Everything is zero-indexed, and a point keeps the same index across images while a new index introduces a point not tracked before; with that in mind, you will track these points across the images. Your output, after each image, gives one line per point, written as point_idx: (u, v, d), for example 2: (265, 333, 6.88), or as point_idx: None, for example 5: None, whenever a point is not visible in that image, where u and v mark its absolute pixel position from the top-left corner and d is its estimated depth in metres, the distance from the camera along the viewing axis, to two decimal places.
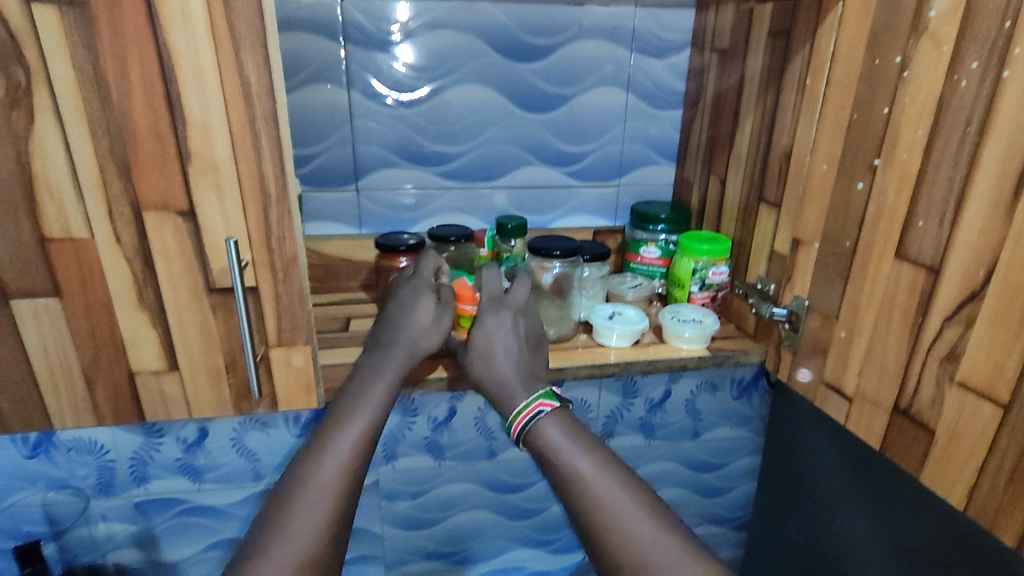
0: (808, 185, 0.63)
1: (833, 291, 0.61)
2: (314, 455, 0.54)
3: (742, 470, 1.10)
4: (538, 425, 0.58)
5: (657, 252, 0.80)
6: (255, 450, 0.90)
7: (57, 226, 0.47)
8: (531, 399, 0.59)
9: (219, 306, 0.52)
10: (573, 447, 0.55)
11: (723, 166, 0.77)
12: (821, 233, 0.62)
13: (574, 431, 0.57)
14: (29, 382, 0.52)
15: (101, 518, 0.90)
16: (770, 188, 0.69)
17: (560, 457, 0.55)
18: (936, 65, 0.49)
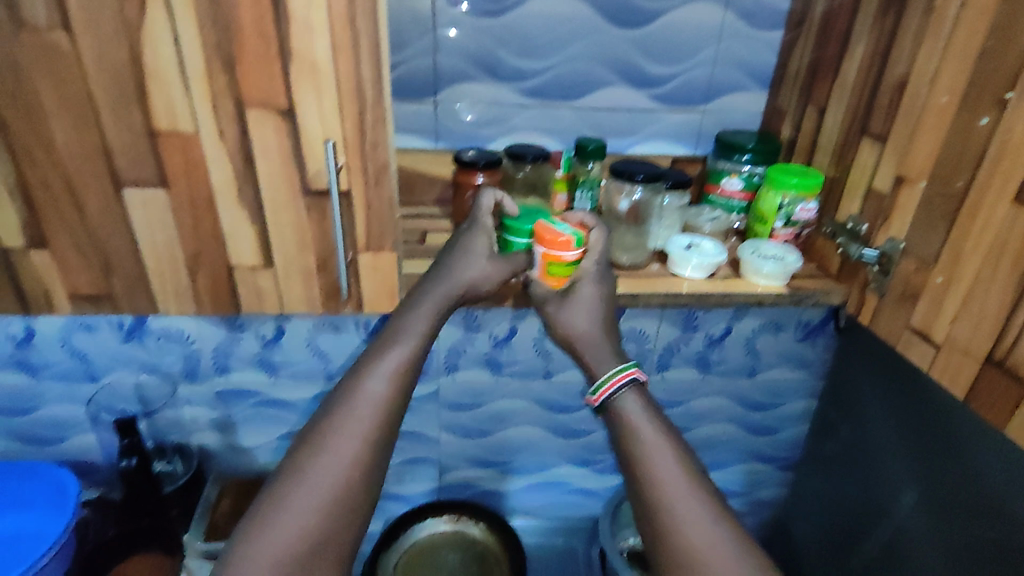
0: (922, 118, 0.59)
1: (936, 235, 0.58)
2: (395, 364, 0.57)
3: (795, 413, 1.10)
4: (621, 398, 0.59)
5: (739, 185, 0.76)
6: (328, 351, 0.95)
7: (166, 119, 0.49)
8: (621, 369, 0.60)
9: (314, 207, 0.54)
10: (648, 427, 0.57)
11: (825, 95, 0.72)
12: (929, 171, 0.58)
13: (652, 411, 0.59)
14: (138, 269, 0.56)
15: (187, 402, 0.98)
16: (877, 120, 0.65)
17: (635, 432, 0.57)
18: None
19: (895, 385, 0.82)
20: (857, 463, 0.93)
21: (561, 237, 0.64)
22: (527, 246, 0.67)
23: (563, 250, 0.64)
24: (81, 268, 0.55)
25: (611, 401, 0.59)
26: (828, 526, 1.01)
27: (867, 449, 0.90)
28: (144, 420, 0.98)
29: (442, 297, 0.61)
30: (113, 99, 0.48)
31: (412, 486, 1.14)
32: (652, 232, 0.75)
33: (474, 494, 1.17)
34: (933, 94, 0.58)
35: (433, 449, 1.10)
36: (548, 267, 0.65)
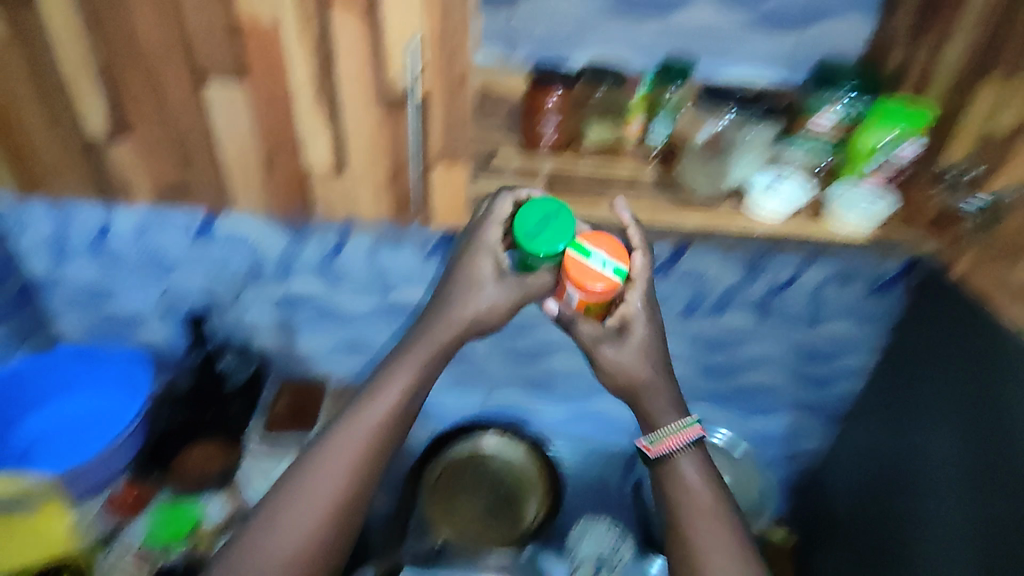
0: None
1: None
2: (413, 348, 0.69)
3: (851, 369, 1.07)
4: (679, 455, 0.66)
5: (835, 119, 0.70)
6: (387, 266, 0.96)
7: (253, 15, 0.51)
8: (690, 423, 0.68)
9: (391, 117, 0.56)
10: (702, 489, 0.65)
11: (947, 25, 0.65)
12: None
13: (705, 465, 0.67)
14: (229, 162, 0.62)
15: (251, 304, 1.01)
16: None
17: (688, 492, 0.65)
18: None
19: (954, 354, 0.77)
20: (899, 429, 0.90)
21: (605, 279, 0.63)
22: (557, 260, 0.65)
23: (606, 293, 0.63)
24: (164, 156, 0.62)
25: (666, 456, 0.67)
26: (861, 485, 1.00)
27: (914, 413, 0.87)
28: (212, 318, 1.02)
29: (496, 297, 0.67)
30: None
31: (459, 401, 1.18)
32: (740, 168, 0.73)
33: (512, 414, 1.20)
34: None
35: (480, 370, 1.13)
36: (587, 307, 0.65)
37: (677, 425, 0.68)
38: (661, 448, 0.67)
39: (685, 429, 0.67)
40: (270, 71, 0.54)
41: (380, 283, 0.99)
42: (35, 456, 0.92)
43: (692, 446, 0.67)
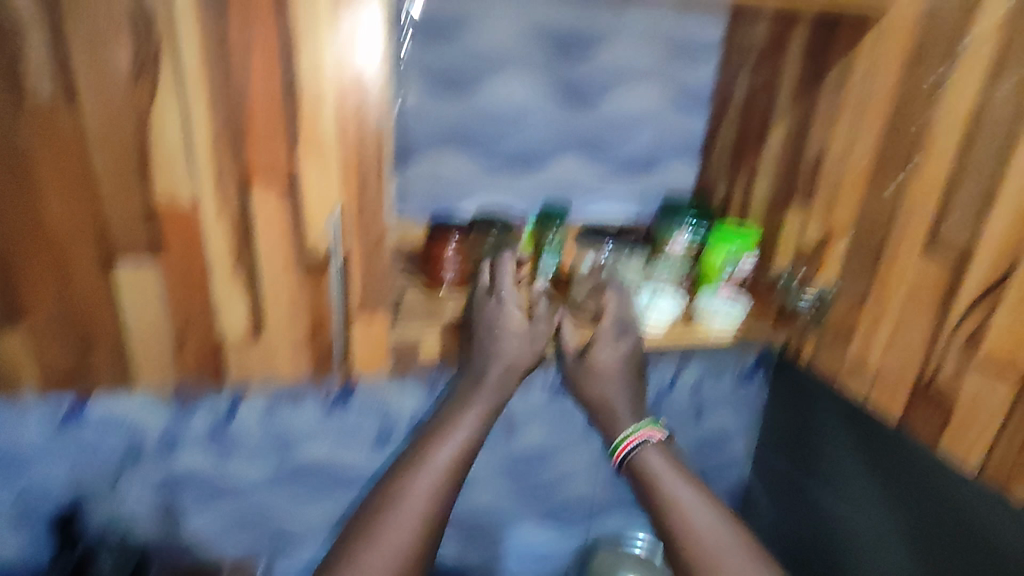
0: (952, 82, 0.54)
1: (1011, 210, 0.50)
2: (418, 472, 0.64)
3: (737, 457, 1.08)
4: (638, 456, 0.70)
5: (685, 242, 0.80)
6: (286, 427, 0.86)
7: (164, 196, 0.49)
8: (637, 427, 0.71)
9: (320, 289, 0.55)
10: (670, 477, 0.67)
11: (855, 37, 0.63)
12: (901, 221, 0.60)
13: (674, 464, 0.69)
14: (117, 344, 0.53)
15: (130, 492, 0.84)
16: (936, 61, 0.56)
17: (659, 483, 0.67)
18: (991, 158, 0.51)
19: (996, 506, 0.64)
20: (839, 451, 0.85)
21: None
22: None
23: None
24: (59, 343, 0.52)
25: (630, 460, 0.70)
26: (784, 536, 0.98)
27: (857, 439, 0.81)
28: (90, 514, 0.83)
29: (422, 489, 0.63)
30: (102, 84, 0.44)
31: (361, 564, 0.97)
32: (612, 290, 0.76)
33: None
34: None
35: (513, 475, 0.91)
36: None
37: (633, 428, 0.71)
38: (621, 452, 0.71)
39: (644, 427, 0.71)
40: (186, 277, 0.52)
41: (277, 445, 0.87)
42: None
43: (655, 440, 0.70)
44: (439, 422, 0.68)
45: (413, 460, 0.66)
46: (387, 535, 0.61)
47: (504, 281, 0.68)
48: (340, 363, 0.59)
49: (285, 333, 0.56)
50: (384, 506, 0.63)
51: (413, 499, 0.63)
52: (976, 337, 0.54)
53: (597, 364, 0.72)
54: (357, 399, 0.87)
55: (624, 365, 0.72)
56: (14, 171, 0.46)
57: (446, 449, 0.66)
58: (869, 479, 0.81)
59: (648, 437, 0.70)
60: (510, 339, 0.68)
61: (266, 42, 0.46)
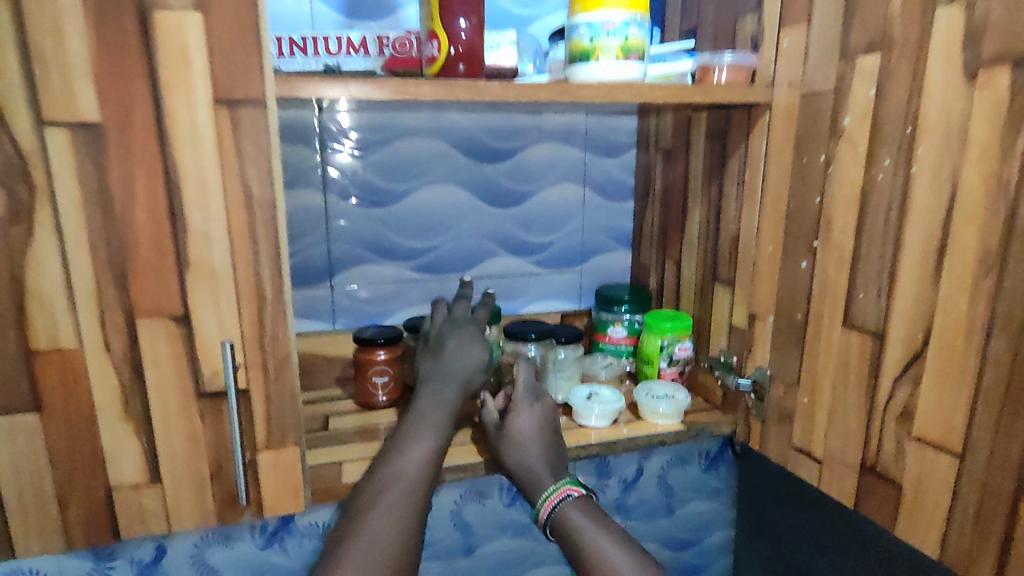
0: (839, 163, 0.56)
1: (913, 284, 0.51)
2: (391, 480, 0.57)
3: (719, 545, 1.01)
4: (563, 517, 0.59)
5: (624, 331, 0.82)
6: (218, 567, 0.78)
7: (45, 339, 0.46)
8: (556, 486, 0.61)
9: (219, 420, 0.52)
10: (596, 529, 0.57)
11: (747, 124, 0.66)
12: (817, 295, 0.60)
13: (599, 517, 0.58)
14: None
15: None
16: (822, 143, 0.58)
17: (586, 541, 0.57)
18: (884, 230, 0.53)
19: None
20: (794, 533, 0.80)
21: None
22: None
23: None
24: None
25: (555, 519, 0.59)
26: None
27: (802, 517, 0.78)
28: None
29: (397, 497, 0.55)
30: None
31: None
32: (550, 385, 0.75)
33: None
34: (927, 104, 0.48)
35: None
36: None
37: (552, 486, 0.61)
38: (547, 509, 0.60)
39: (564, 484, 0.61)
40: (68, 424, 0.48)
41: None
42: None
43: (576, 495, 0.60)
44: (400, 431, 0.62)
45: (383, 469, 0.58)
46: (370, 540, 0.52)
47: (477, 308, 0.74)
48: (250, 499, 0.55)
49: (186, 475, 0.52)
50: (360, 512, 0.54)
51: (389, 503, 0.55)
52: (906, 415, 0.53)
53: (514, 429, 0.64)
54: (299, 527, 0.80)
55: (539, 429, 0.64)
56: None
57: (415, 455, 0.59)
58: (834, 559, 0.75)
59: (569, 493, 0.60)
60: (469, 354, 0.69)
61: (149, 177, 0.45)
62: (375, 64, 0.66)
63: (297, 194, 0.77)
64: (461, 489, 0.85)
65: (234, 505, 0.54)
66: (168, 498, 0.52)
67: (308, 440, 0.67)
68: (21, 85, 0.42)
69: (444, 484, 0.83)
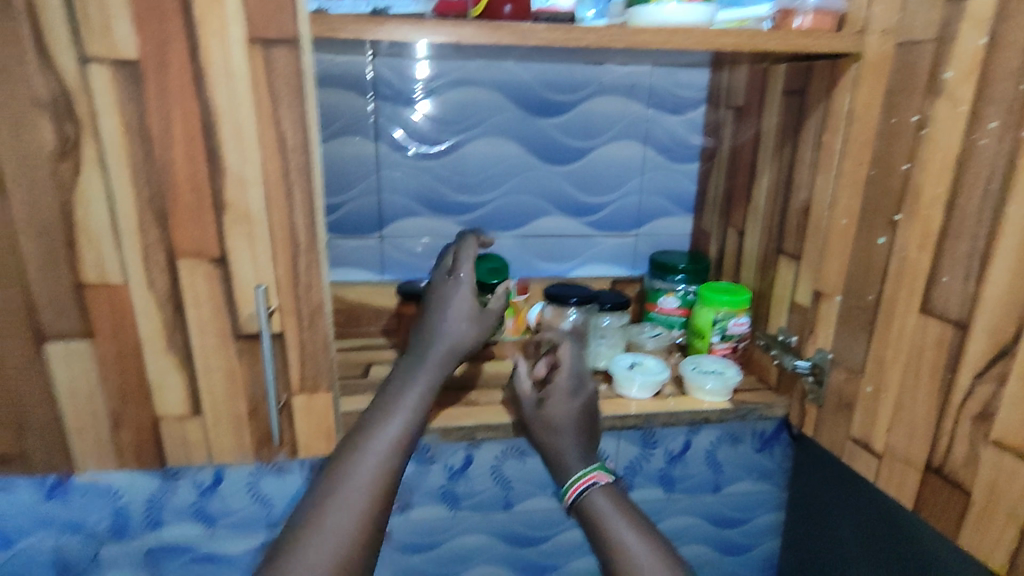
0: (933, 124, 0.49)
1: (1008, 268, 0.44)
2: (351, 466, 0.50)
3: (766, 527, 0.97)
4: (586, 500, 0.57)
5: (676, 302, 0.77)
6: (271, 496, 0.80)
7: (95, 273, 0.48)
8: (585, 471, 0.58)
9: (254, 362, 0.53)
10: (617, 516, 0.54)
11: (829, 77, 0.59)
12: (893, 276, 0.54)
13: (626, 507, 0.55)
14: (54, 422, 0.52)
15: (113, 563, 0.79)
16: (915, 102, 0.51)
17: (606, 525, 0.54)
18: (980, 206, 0.46)
19: None
20: (852, 537, 0.75)
21: None
22: None
23: None
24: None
25: (579, 503, 0.57)
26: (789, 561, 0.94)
27: (866, 527, 0.72)
28: None
29: (357, 486, 0.49)
30: (25, 172, 0.45)
31: None
32: (593, 351, 0.73)
33: None
34: None
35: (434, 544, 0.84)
36: None
37: (581, 470, 0.59)
38: (574, 491, 0.57)
39: (592, 469, 0.58)
40: (117, 354, 0.51)
41: (263, 517, 0.81)
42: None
43: (603, 482, 0.57)
44: (372, 406, 0.56)
45: (347, 448, 0.52)
46: (325, 537, 0.46)
47: (463, 264, 0.63)
48: (284, 439, 0.56)
49: (224, 412, 0.54)
50: (316, 506, 0.48)
51: (347, 494, 0.49)
52: (984, 416, 0.47)
53: (553, 411, 0.62)
54: None
55: (576, 417, 0.62)
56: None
57: (384, 436, 0.53)
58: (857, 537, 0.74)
59: (595, 479, 0.58)
60: (455, 323, 0.61)
61: (187, 117, 0.46)
62: (424, 7, 0.62)
63: (347, 143, 0.76)
64: (505, 445, 0.84)
65: (269, 445, 0.56)
66: (210, 433, 0.55)
67: (345, 386, 0.68)
68: (67, 24, 0.43)
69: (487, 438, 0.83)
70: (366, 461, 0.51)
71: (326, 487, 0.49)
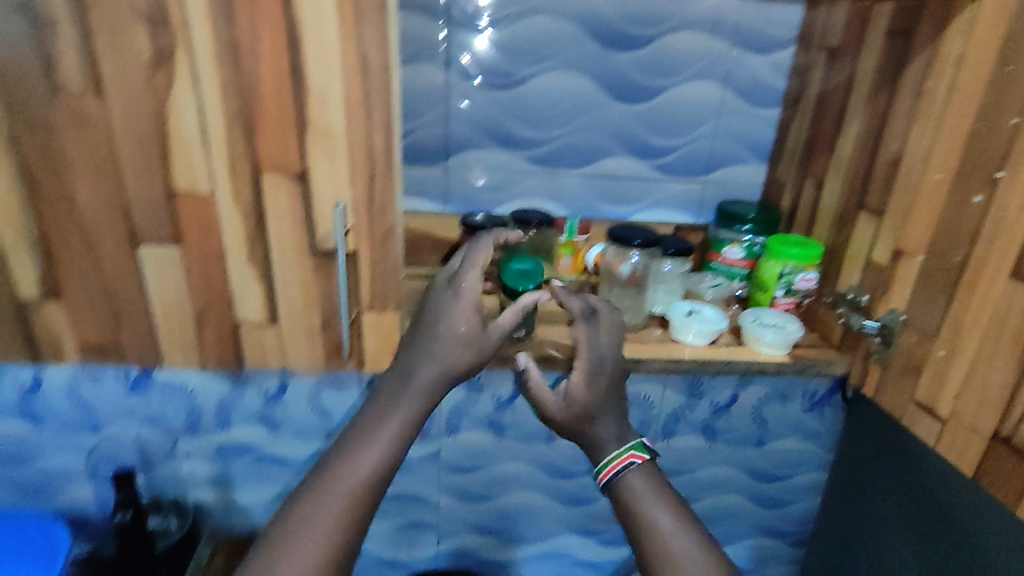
0: None
1: None
2: (321, 498, 0.50)
3: (806, 485, 0.97)
4: (621, 481, 0.57)
5: (740, 253, 0.75)
6: (331, 409, 0.84)
7: (186, 181, 0.51)
8: (622, 450, 0.59)
9: (328, 278, 0.55)
10: (654, 499, 0.55)
11: (942, 19, 0.54)
12: (985, 237, 0.51)
13: (660, 488, 0.57)
14: (146, 318, 0.57)
15: (186, 456, 0.86)
16: None
17: (641, 507, 0.55)
18: None
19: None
20: (897, 504, 0.76)
21: None
22: None
23: None
24: (96, 319, 0.56)
25: (613, 485, 0.58)
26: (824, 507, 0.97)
27: (913, 498, 0.72)
28: (142, 473, 0.86)
29: (323, 522, 0.49)
30: (125, 76, 0.47)
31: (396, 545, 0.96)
32: (650, 295, 0.73)
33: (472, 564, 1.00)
34: None
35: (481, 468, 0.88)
36: None
37: (617, 451, 0.59)
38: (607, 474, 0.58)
39: (628, 449, 0.58)
40: (203, 261, 0.54)
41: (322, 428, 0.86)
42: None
43: (640, 461, 0.58)
44: (353, 434, 0.54)
45: (322, 477, 0.51)
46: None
47: (469, 269, 0.59)
48: (352, 354, 0.59)
49: (298, 323, 0.57)
50: (281, 539, 0.48)
51: (311, 531, 0.48)
52: None
53: (583, 397, 0.62)
54: None
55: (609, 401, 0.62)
56: (51, 157, 0.50)
57: (357, 469, 0.51)
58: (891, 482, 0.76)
59: (632, 459, 0.58)
60: (448, 345, 0.56)
61: (276, 30, 0.46)
62: None
63: (419, 70, 0.76)
64: None
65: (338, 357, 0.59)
66: (284, 341, 0.58)
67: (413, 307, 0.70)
68: None
69: None
70: (337, 492, 0.50)
71: (294, 519, 0.49)
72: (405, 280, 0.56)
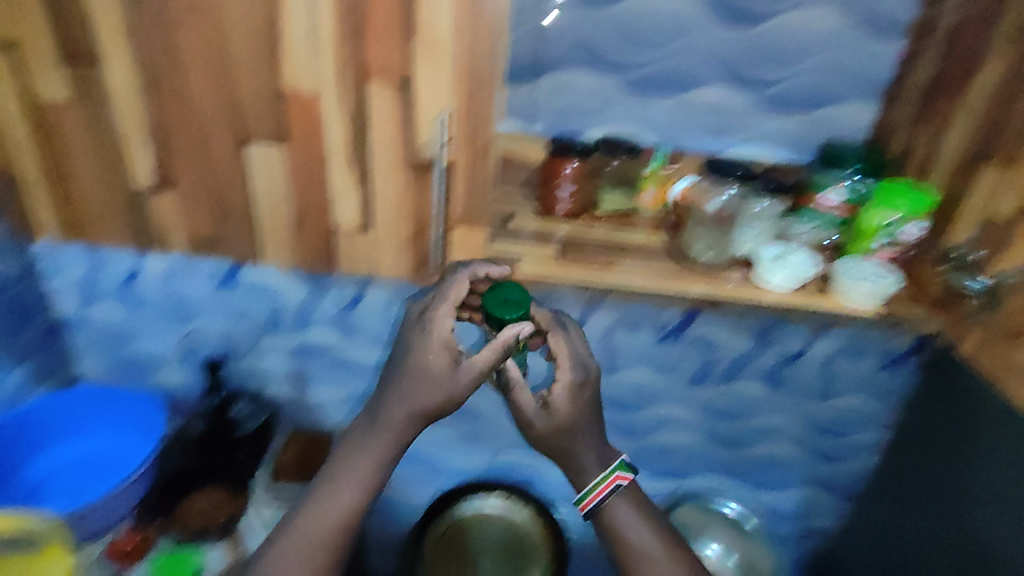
0: None
1: None
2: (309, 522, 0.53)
3: (862, 444, 0.95)
4: (605, 507, 0.61)
5: (840, 198, 0.70)
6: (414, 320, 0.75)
7: (293, 82, 0.51)
8: (608, 471, 0.62)
9: (422, 191, 0.56)
10: (639, 524, 0.60)
11: None
12: None
13: (642, 509, 0.62)
14: (247, 215, 0.60)
15: (266, 350, 0.81)
16: None
17: (627, 531, 0.60)
18: None
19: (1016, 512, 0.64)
20: (934, 461, 0.77)
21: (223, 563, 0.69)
22: None
23: None
24: (202, 211, 0.59)
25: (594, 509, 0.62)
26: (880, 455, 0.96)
27: (954, 501, 0.74)
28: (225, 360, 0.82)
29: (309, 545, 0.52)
30: None
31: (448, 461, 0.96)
32: (737, 235, 0.70)
33: None
34: None
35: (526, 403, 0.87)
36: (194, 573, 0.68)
37: (601, 474, 0.62)
38: (591, 499, 0.62)
39: (614, 471, 0.62)
40: (304, 164, 0.55)
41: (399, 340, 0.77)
42: (48, 491, 0.73)
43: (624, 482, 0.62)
44: (343, 454, 0.57)
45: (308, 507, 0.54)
46: None
47: (440, 303, 0.57)
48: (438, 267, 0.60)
49: (388, 233, 0.59)
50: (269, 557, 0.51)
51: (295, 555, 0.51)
52: None
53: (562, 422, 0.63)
54: None
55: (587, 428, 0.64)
56: (167, 51, 0.51)
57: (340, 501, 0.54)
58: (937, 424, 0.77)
59: (619, 481, 0.62)
60: (419, 383, 0.55)
61: None
62: None
63: None
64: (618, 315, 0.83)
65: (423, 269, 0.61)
66: (373, 249, 0.60)
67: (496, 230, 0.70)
68: None
69: (601, 307, 0.82)
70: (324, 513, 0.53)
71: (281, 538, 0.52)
72: (492, 200, 0.57)
